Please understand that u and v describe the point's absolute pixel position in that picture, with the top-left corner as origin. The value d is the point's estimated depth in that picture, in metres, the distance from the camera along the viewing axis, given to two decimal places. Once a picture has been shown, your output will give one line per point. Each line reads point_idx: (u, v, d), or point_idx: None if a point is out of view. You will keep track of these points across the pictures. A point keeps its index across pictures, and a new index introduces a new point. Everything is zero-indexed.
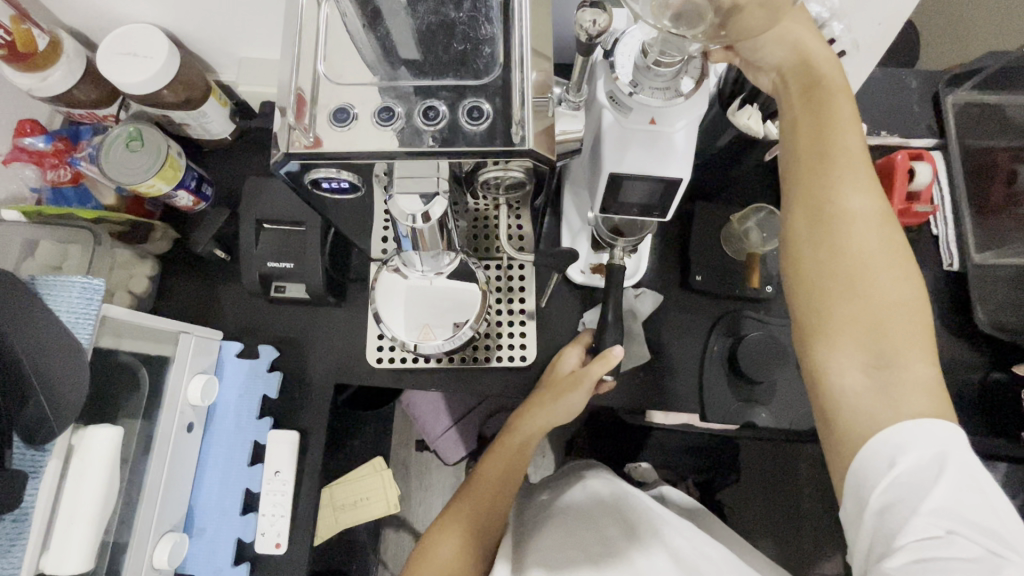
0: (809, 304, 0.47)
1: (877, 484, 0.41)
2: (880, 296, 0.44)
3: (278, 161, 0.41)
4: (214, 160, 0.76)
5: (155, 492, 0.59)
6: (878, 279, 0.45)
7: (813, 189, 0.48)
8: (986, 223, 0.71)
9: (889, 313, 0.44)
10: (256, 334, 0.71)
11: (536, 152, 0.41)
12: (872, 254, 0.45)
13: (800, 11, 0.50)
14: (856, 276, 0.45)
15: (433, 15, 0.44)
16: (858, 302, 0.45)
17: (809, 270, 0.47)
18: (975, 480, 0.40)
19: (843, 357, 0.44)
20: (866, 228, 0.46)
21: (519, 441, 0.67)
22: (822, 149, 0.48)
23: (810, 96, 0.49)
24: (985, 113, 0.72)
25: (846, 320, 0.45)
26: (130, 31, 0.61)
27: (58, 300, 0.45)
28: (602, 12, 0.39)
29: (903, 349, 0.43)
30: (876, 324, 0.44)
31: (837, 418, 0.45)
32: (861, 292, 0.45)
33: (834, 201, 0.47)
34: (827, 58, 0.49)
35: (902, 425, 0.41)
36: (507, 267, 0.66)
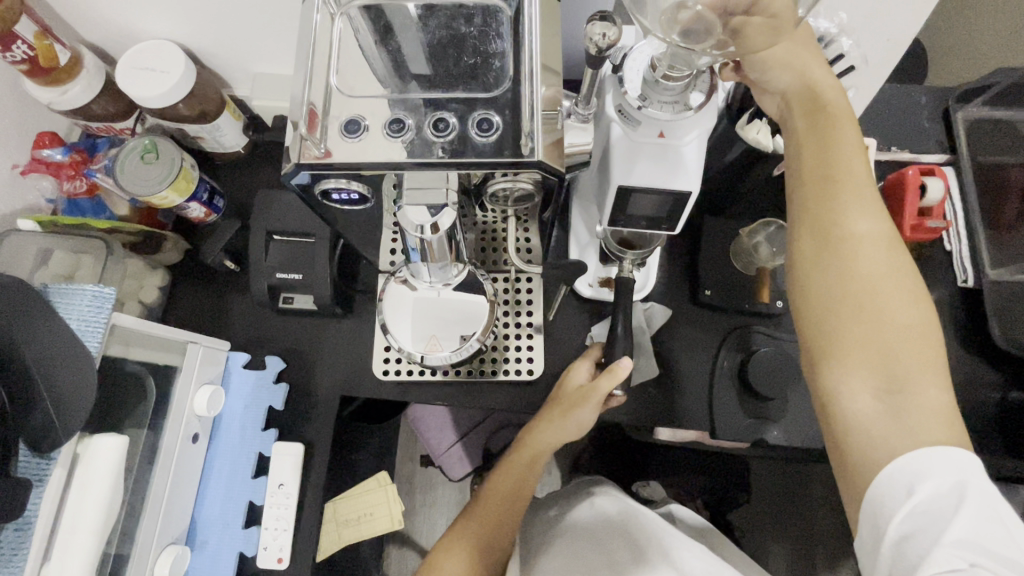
0: (818, 328, 0.46)
1: (895, 512, 0.40)
2: (891, 321, 0.43)
3: (289, 171, 0.41)
4: (226, 172, 0.77)
5: (157, 505, 0.58)
6: (888, 303, 0.43)
7: (819, 212, 0.46)
8: (999, 240, 0.70)
9: (902, 338, 0.43)
10: (264, 345, 0.71)
11: (544, 163, 0.41)
12: (882, 278, 0.44)
13: (802, 34, 0.49)
14: (866, 300, 0.44)
15: (444, 29, 0.45)
16: (869, 326, 0.43)
17: (817, 294, 0.46)
18: (998, 512, 0.38)
19: (855, 381, 0.43)
20: (874, 251, 0.45)
21: (528, 456, 0.65)
22: (828, 172, 0.47)
23: (813, 120, 0.48)
24: (997, 129, 0.72)
25: (856, 344, 0.44)
26: (149, 47, 0.63)
27: (73, 310, 0.46)
28: (612, 26, 0.39)
29: (917, 375, 0.42)
30: (888, 349, 0.43)
31: (849, 442, 0.44)
32: (871, 316, 0.43)
33: (841, 225, 0.46)
34: (829, 82, 0.48)
35: (918, 451, 0.40)
36: (515, 280, 0.65)
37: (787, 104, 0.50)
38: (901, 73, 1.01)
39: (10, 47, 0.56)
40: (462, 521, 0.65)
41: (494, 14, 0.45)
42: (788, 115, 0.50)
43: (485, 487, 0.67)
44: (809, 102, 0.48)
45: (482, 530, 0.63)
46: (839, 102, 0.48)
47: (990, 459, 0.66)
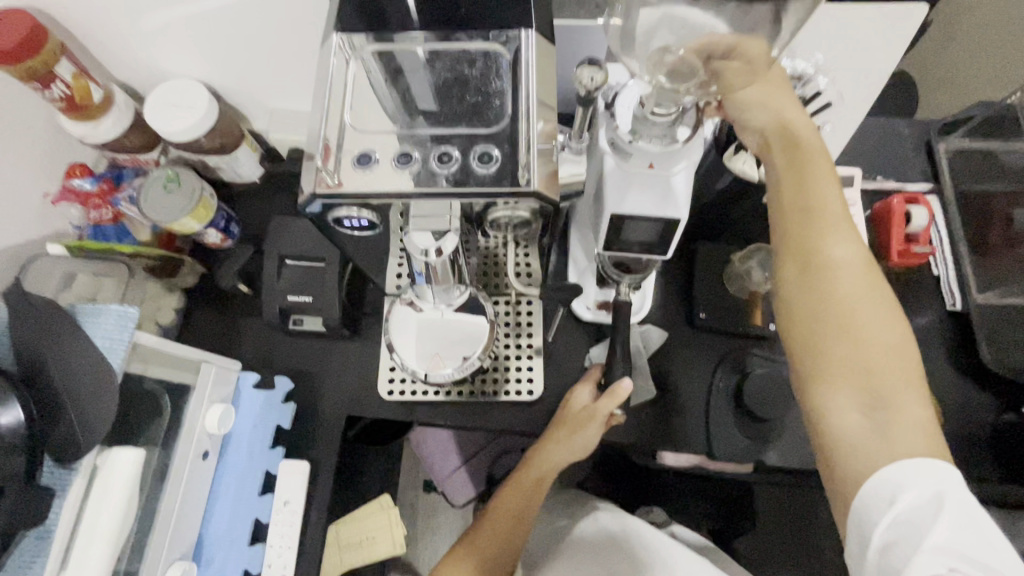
0: (804, 348, 0.48)
1: (878, 522, 0.42)
2: (871, 341, 0.45)
3: (305, 201, 0.45)
4: (243, 200, 0.82)
5: (167, 521, 0.60)
6: (868, 324, 0.46)
7: (800, 240, 0.49)
8: (985, 264, 0.72)
9: (883, 358, 0.45)
10: (274, 366, 0.74)
11: (540, 194, 0.44)
12: (860, 300, 0.46)
13: (775, 76, 0.53)
14: (847, 322, 0.46)
15: (449, 71, 0.49)
16: (850, 345, 0.45)
17: (800, 317, 0.48)
18: (974, 519, 0.40)
19: (840, 399, 0.45)
20: (852, 276, 0.47)
21: (534, 476, 0.67)
22: (805, 202, 0.50)
23: (790, 155, 0.51)
24: (976, 158, 0.75)
25: (840, 364, 0.46)
26: (175, 85, 0.68)
27: (95, 327, 0.49)
28: (599, 70, 0.43)
29: (897, 391, 0.44)
30: (870, 368, 0.45)
31: (837, 457, 0.45)
32: (851, 336, 0.46)
33: (820, 252, 0.48)
34: (803, 120, 0.52)
35: (900, 464, 0.42)
36: (516, 303, 0.68)
37: (765, 141, 0.53)
38: (887, 107, 1.06)
39: (50, 86, 0.61)
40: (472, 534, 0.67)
41: (494, 58, 0.49)
42: (767, 151, 0.53)
43: (492, 502, 0.69)
44: (786, 138, 0.52)
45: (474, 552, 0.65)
46: (813, 138, 0.51)
47: (984, 479, 0.67)
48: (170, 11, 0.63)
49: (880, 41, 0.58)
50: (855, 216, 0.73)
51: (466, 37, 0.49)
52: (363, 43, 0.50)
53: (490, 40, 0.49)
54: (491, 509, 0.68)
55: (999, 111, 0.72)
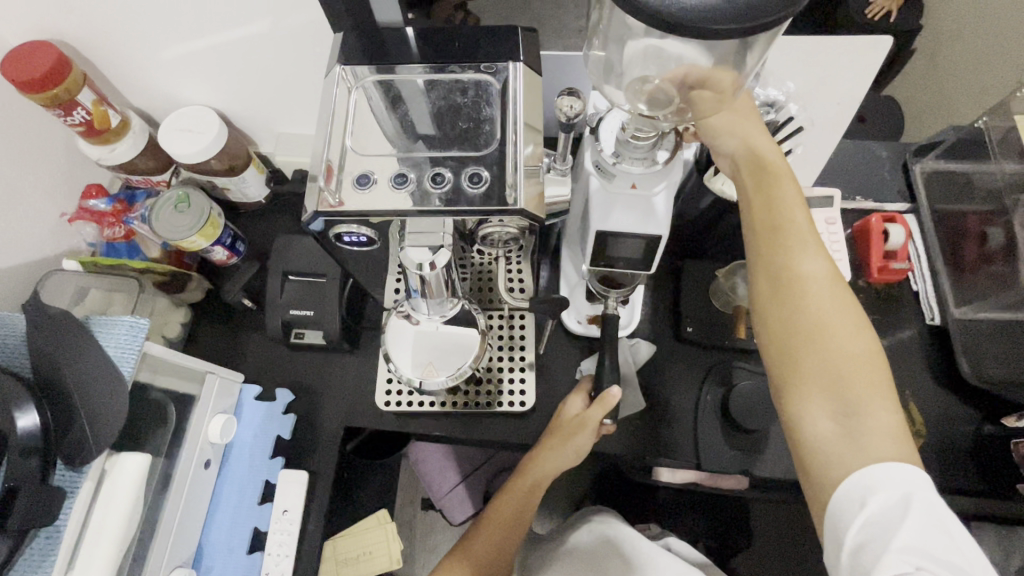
0: (779, 360, 0.50)
1: (851, 523, 0.43)
2: (840, 351, 0.48)
3: (308, 219, 0.48)
4: (249, 220, 0.85)
5: (169, 528, 0.62)
6: (836, 335, 0.48)
7: (771, 257, 0.52)
8: (962, 280, 0.75)
9: (852, 367, 0.47)
10: (275, 379, 0.76)
11: (526, 211, 0.47)
12: (829, 312, 0.49)
13: (743, 100, 0.56)
14: (816, 333, 0.48)
15: (443, 100, 0.53)
16: (821, 356, 0.48)
17: (774, 331, 0.51)
18: (941, 520, 0.42)
19: (814, 408, 0.47)
20: (821, 289, 0.50)
21: (530, 482, 0.68)
22: (774, 221, 0.52)
23: (759, 177, 0.54)
24: (949, 179, 0.79)
25: (812, 373, 0.48)
26: (188, 112, 0.72)
27: (109, 337, 0.52)
28: (578, 100, 0.48)
29: (866, 398, 0.46)
30: (839, 377, 0.47)
31: (813, 464, 0.47)
32: (822, 347, 0.48)
33: (790, 268, 0.51)
34: (770, 144, 0.55)
35: (871, 469, 0.44)
36: (509, 317, 0.71)
37: (736, 165, 0.56)
38: (868, 132, 1.11)
39: (71, 113, 0.65)
40: (470, 539, 0.70)
41: (485, 88, 0.53)
42: (738, 174, 0.56)
43: (490, 507, 0.71)
44: (754, 160, 0.55)
45: (469, 555, 0.68)
46: (779, 159, 0.54)
47: (966, 489, 0.69)
48: (186, 44, 0.67)
49: (851, 67, 0.63)
50: (837, 234, 0.76)
51: (459, 69, 0.53)
52: (365, 73, 0.54)
53: (480, 71, 0.53)
54: (489, 514, 0.71)
55: (971, 134, 0.76)
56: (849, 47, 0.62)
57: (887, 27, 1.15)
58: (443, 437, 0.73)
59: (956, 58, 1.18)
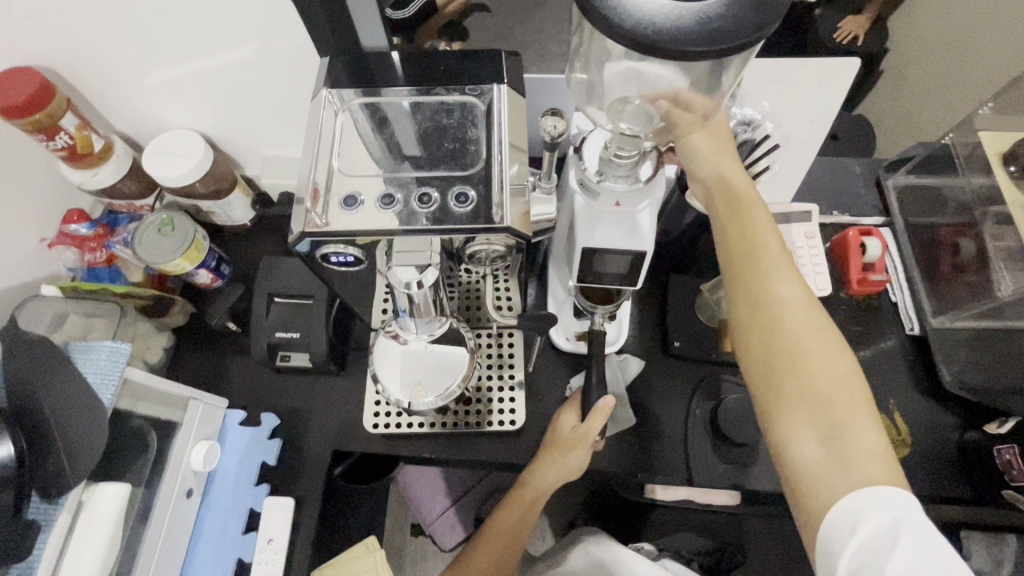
0: (763, 383, 0.50)
1: (844, 550, 0.43)
2: (819, 373, 0.48)
3: (295, 240, 0.48)
4: (235, 244, 0.85)
5: (148, 561, 0.59)
6: (815, 357, 0.49)
7: (749, 281, 0.53)
8: (938, 291, 0.77)
9: (831, 388, 0.47)
10: (260, 403, 0.75)
11: (514, 228, 0.47)
12: (808, 335, 0.49)
13: (713, 130, 0.60)
14: (796, 356, 0.49)
15: (429, 121, 0.54)
16: (803, 377, 0.48)
17: (756, 355, 0.51)
18: (931, 544, 0.41)
19: (799, 431, 0.47)
20: (798, 313, 0.50)
21: (525, 504, 0.67)
22: (750, 247, 0.54)
23: (732, 203, 0.56)
24: (922, 193, 0.82)
25: (794, 396, 0.48)
26: (173, 135, 0.72)
27: (89, 363, 0.51)
28: (561, 120, 0.49)
29: (851, 420, 0.46)
30: (821, 399, 0.47)
31: (802, 488, 0.47)
32: (803, 368, 0.48)
33: (766, 292, 0.52)
34: (740, 176, 0.58)
35: (861, 492, 0.44)
36: (498, 335, 0.71)
37: (709, 193, 0.59)
38: (842, 150, 1.15)
39: (54, 137, 0.64)
40: (468, 556, 0.69)
41: (470, 109, 0.54)
42: (711, 203, 0.58)
43: (486, 524, 0.71)
44: (726, 190, 0.57)
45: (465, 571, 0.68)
46: (750, 190, 0.57)
47: (952, 496, 0.70)
48: (173, 69, 0.67)
49: (816, 87, 0.66)
50: (817, 249, 0.78)
51: (444, 91, 0.55)
52: (351, 96, 0.55)
53: (466, 93, 0.54)
54: (486, 529, 0.70)
55: (941, 149, 0.79)
56: (807, 66, 0.64)
57: (855, 50, 1.20)
58: (433, 460, 0.72)
59: (921, 79, 1.24)
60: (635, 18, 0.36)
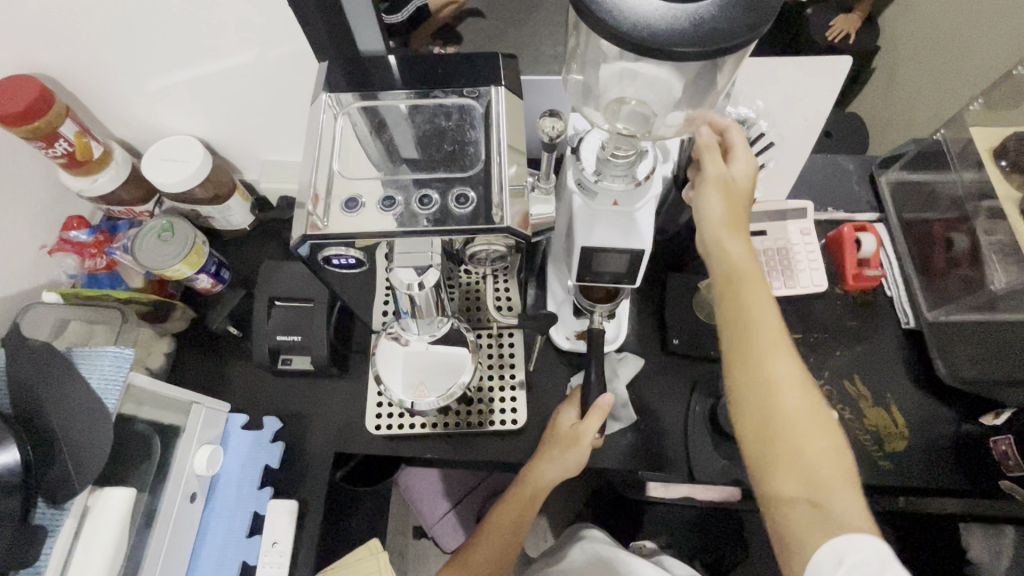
0: (758, 440, 0.50)
1: None
2: (808, 454, 0.48)
3: (296, 243, 0.48)
4: (234, 248, 0.85)
5: (154, 565, 0.59)
6: (806, 435, 0.48)
7: (748, 343, 0.51)
8: (933, 285, 0.78)
9: (819, 467, 0.47)
10: (263, 407, 0.75)
11: (513, 229, 0.48)
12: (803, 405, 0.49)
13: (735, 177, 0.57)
14: (790, 435, 0.48)
15: (428, 124, 0.54)
16: (795, 442, 0.48)
17: (752, 424, 0.50)
18: None
19: (788, 491, 0.47)
20: (795, 390, 0.49)
21: (526, 497, 0.68)
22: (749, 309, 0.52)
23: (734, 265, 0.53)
24: (915, 189, 0.83)
25: (786, 459, 0.48)
26: (172, 141, 0.72)
27: (93, 368, 0.52)
28: (559, 120, 0.50)
29: (836, 487, 0.46)
30: (810, 466, 0.47)
31: (785, 538, 0.47)
32: (795, 435, 0.48)
33: (763, 369, 0.50)
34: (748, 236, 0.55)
35: (843, 543, 0.44)
36: (498, 336, 0.72)
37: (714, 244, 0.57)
38: (835, 147, 1.16)
39: (54, 144, 0.64)
40: (467, 552, 0.69)
41: (469, 111, 0.54)
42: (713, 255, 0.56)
43: (487, 521, 0.70)
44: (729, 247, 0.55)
45: (465, 567, 0.68)
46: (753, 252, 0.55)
47: (950, 488, 0.71)
48: (171, 76, 0.68)
49: (810, 87, 0.67)
50: (812, 246, 0.79)
51: (443, 94, 0.55)
52: (349, 100, 0.55)
53: (464, 96, 0.55)
54: (486, 526, 0.70)
55: (931, 146, 0.81)
56: (801, 64, 0.65)
57: (846, 48, 1.21)
58: (436, 461, 0.72)
59: (911, 78, 1.26)
60: (631, 19, 0.37)
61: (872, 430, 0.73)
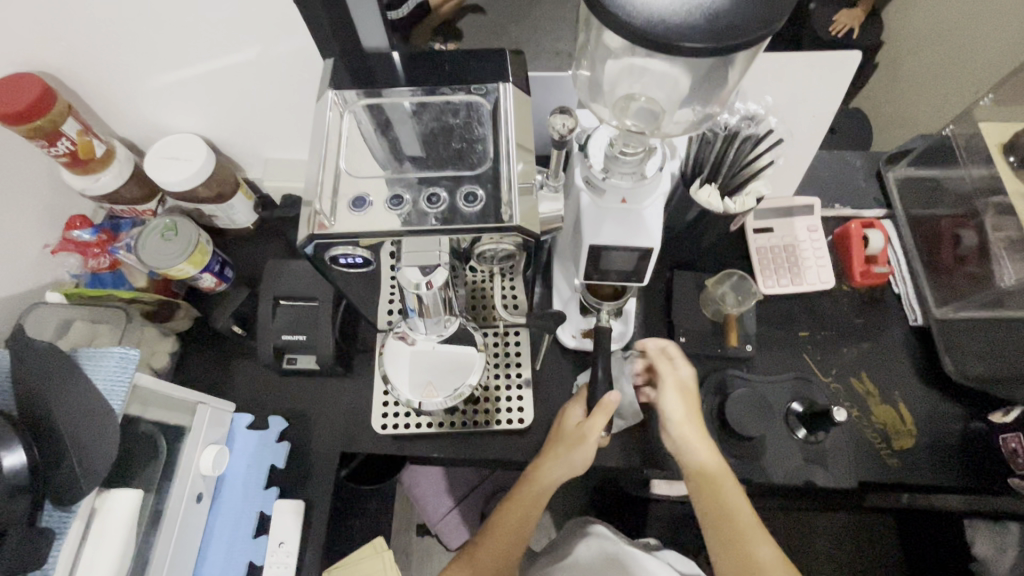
0: (710, 522, 0.62)
1: None
2: (756, 559, 0.61)
3: (303, 242, 0.48)
4: (238, 247, 0.85)
5: (161, 567, 0.59)
6: (755, 544, 0.61)
7: (696, 452, 0.64)
8: (941, 282, 0.77)
9: (769, 572, 0.60)
10: (267, 407, 0.75)
11: (522, 227, 0.48)
12: (737, 497, 0.63)
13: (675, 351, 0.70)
14: (743, 548, 0.61)
15: (435, 121, 0.54)
16: (735, 528, 0.62)
17: (713, 535, 0.63)
18: None
19: (731, 562, 0.61)
20: (742, 508, 0.62)
21: (532, 496, 0.67)
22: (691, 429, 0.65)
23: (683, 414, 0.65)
24: (923, 185, 0.82)
25: (730, 539, 0.62)
26: (175, 139, 0.72)
27: (98, 370, 0.51)
28: (570, 118, 0.49)
29: (765, 559, 0.61)
30: (745, 542, 0.61)
31: None
32: (736, 523, 0.62)
33: (717, 496, 0.62)
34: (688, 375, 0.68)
35: None
36: (504, 334, 0.72)
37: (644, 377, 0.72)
38: (840, 142, 1.15)
39: (55, 143, 0.64)
40: (472, 550, 0.69)
41: (476, 108, 0.54)
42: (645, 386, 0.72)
43: (492, 520, 0.70)
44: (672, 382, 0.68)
45: (470, 564, 0.67)
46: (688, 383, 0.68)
47: (958, 485, 0.70)
48: (174, 74, 0.67)
49: (820, 82, 0.66)
50: (819, 243, 0.79)
51: (450, 91, 0.54)
52: (354, 97, 0.55)
53: (471, 93, 0.54)
54: (492, 523, 0.70)
55: (939, 141, 0.79)
56: (815, 61, 0.64)
57: (850, 43, 1.20)
58: (442, 460, 0.72)
59: (915, 72, 1.25)
60: (644, 15, 0.37)
61: (880, 428, 0.73)
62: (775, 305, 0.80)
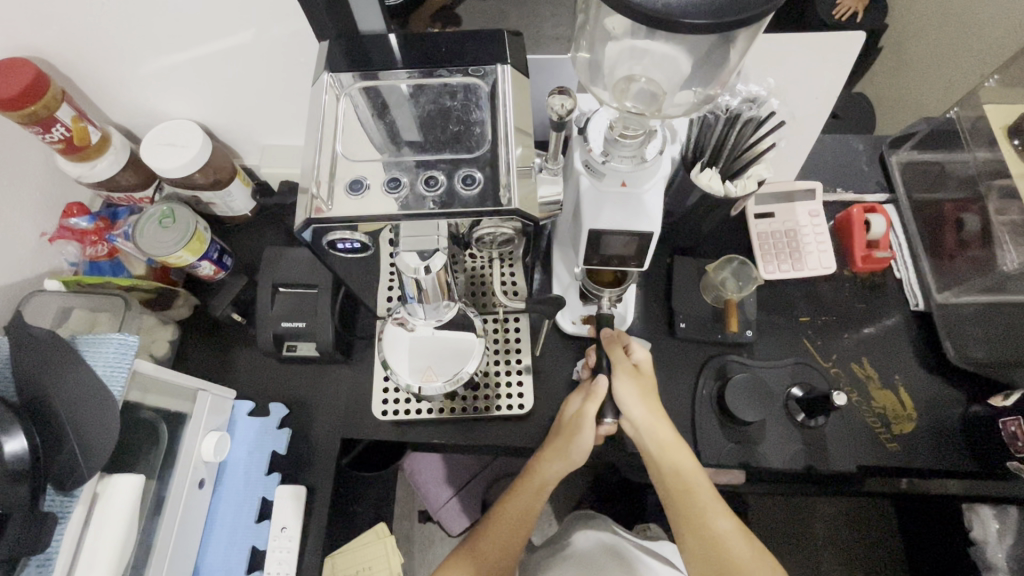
0: (669, 496, 0.63)
1: None
2: (716, 534, 0.61)
3: (300, 227, 0.47)
4: (237, 234, 0.85)
5: (164, 552, 0.60)
6: (714, 519, 0.61)
7: (653, 428, 0.63)
8: (943, 268, 0.77)
9: (727, 545, 0.61)
10: (268, 394, 0.75)
11: (520, 211, 0.47)
12: (692, 469, 0.63)
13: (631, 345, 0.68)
14: (703, 524, 0.61)
15: (432, 103, 0.53)
16: (692, 499, 0.62)
17: (673, 510, 0.62)
18: None
19: (692, 532, 0.61)
20: (699, 483, 0.62)
21: (536, 484, 0.68)
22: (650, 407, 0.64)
23: (640, 397, 0.64)
24: (927, 169, 0.81)
25: (688, 510, 0.62)
26: (171, 125, 0.71)
27: (97, 355, 0.51)
28: (569, 98, 0.48)
29: (719, 528, 0.61)
30: (701, 513, 0.61)
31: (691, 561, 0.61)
32: (692, 493, 0.62)
33: (675, 471, 0.62)
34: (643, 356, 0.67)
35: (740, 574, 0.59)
36: (504, 320, 0.72)
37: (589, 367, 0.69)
38: (843, 127, 1.14)
39: (51, 129, 0.63)
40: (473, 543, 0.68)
41: (474, 90, 0.53)
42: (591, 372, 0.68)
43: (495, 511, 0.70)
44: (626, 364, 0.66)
45: (474, 557, 0.67)
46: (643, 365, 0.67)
47: (956, 470, 0.71)
48: (168, 58, 0.66)
49: (823, 63, 0.65)
50: (821, 227, 0.79)
51: (447, 73, 0.54)
52: (351, 80, 0.54)
53: (469, 75, 0.54)
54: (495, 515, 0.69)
55: (944, 125, 0.78)
56: (818, 43, 0.63)
57: (854, 26, 1.18)
58: (442, 446, 0.72)
59: (921, 55, 1.23)
60: None
61: (881, 413, 0.73)
62: (776, 290, 0.79)
